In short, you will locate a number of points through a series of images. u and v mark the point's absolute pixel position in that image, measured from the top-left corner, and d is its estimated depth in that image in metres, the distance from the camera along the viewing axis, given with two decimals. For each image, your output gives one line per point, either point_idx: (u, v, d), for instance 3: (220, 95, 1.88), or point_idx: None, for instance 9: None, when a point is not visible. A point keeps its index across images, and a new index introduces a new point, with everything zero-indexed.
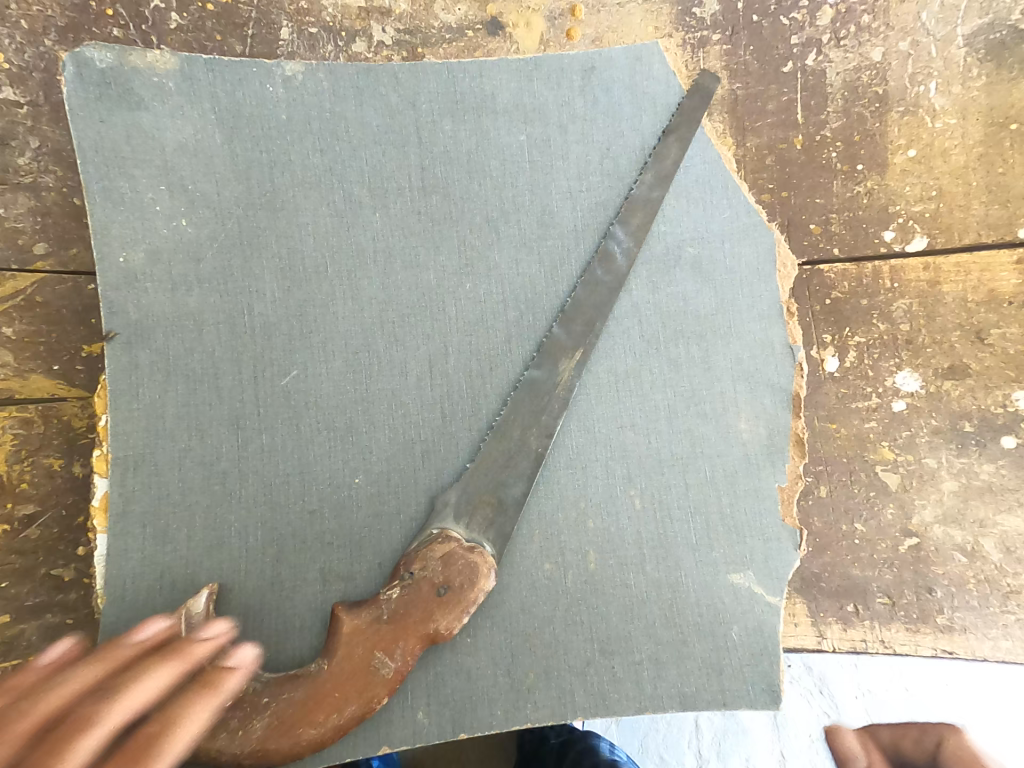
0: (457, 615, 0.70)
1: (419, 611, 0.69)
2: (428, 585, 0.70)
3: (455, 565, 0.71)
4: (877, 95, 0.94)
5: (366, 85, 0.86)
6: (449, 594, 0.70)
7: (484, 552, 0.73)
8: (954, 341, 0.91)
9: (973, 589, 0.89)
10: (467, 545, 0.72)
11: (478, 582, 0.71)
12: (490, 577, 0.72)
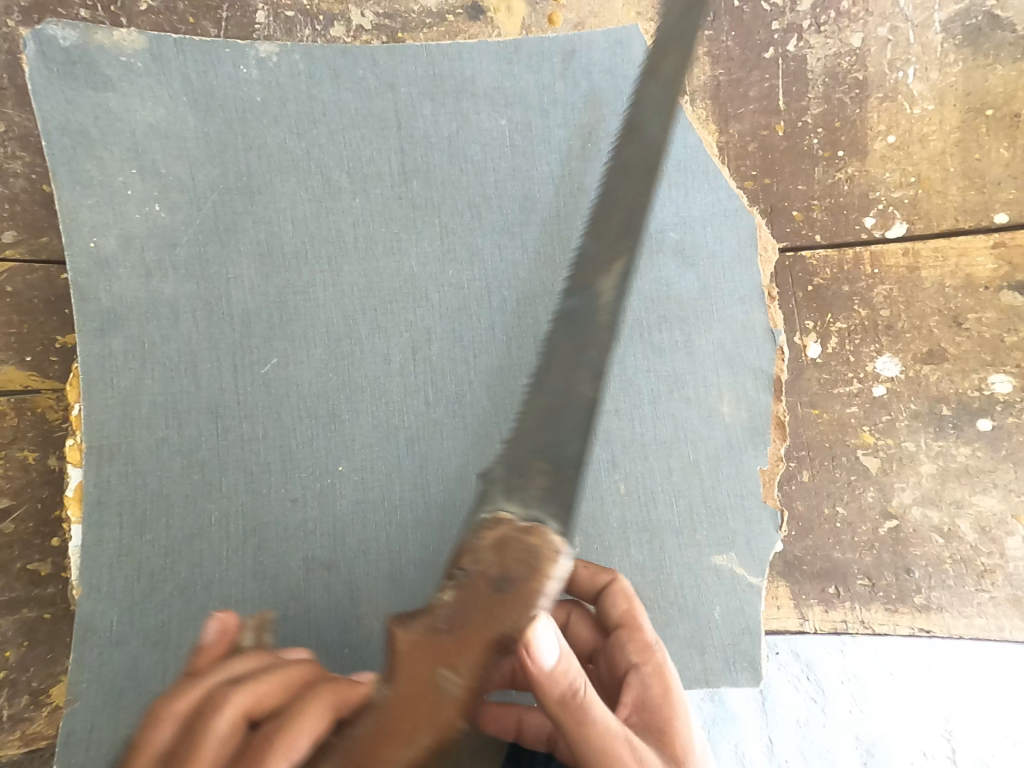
0: (533, 612, 0.47)
1: (484, 612, 0.47)
2: (483, 580, 0.48)
3: (511, 552, 0.49)
4: (857, 80, 0.95)
5: (344, 68, 0.85)
6: (519, 588, 0.48)
7: (550, 533, 0.50)
8: (932, 326, 0.92)
9: (949, 568, 0.90)
10: (522, 526, 0.50)
11: (550, 562, 0.49)
12: (563, 555, 0.50)
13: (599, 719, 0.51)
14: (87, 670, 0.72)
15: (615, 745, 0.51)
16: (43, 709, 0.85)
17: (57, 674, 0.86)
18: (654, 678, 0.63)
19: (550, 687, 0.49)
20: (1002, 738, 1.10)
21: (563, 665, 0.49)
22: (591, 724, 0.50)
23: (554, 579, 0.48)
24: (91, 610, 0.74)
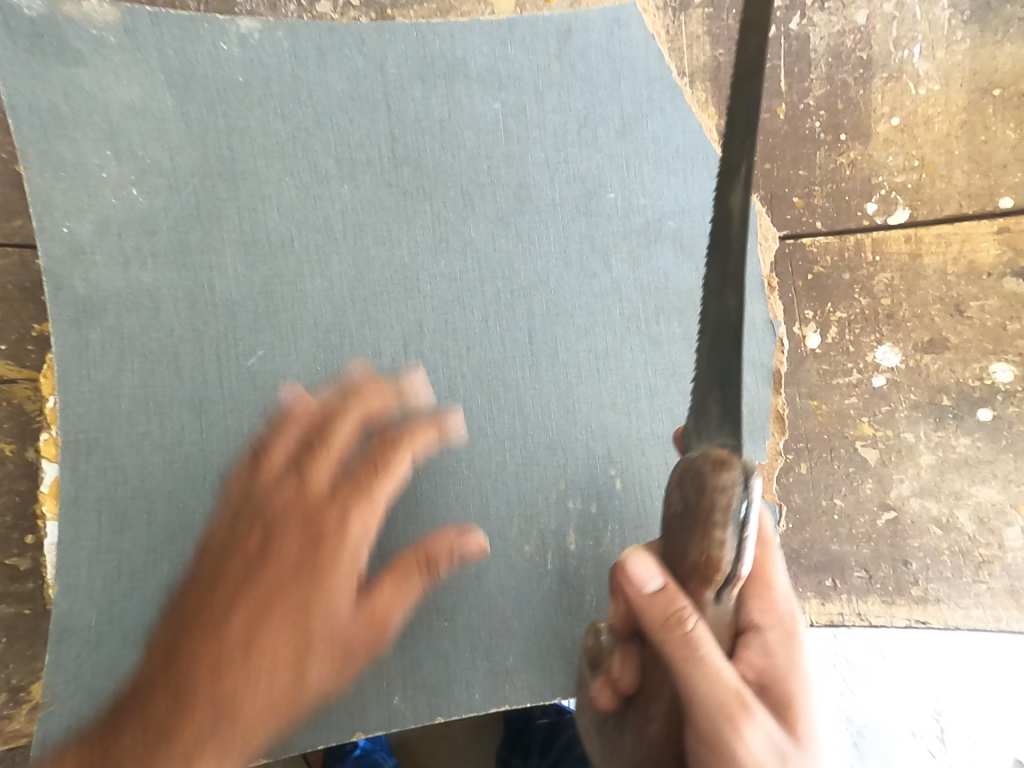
0: (710, 537, 0.49)
1: (680, 546, 0.51)
2: (675, 519, 0.52)
3: (691, 483, 0.51)
4: (861, 60, 0.92)
5: (331, 47, 0.82)
6: (696, 513, 0.50)
7: (735, 459, 0.51)
8: (934, 314, 0.90)
9: (947, 560, 0.89)
10: (708, 451, 0.52)
11: (720, 482, 0.50)
12: (737, 482, 0.50)
13: (712, 665, 0.50)
14: (63, 672, 0.70)
15: (727, 702, 0.50)
16: (22, 706, 0.83)
17: (37, 671, 0.84)
18: (780, 643, 0.57)
19: (654, 622, 0.51)
20: (992, 720, 1.05)
21: (667, 598, 0.50)
22: (701, 670, 0.50)
23: (727, 497, 0.49)
24: (67, 612, 0.72)
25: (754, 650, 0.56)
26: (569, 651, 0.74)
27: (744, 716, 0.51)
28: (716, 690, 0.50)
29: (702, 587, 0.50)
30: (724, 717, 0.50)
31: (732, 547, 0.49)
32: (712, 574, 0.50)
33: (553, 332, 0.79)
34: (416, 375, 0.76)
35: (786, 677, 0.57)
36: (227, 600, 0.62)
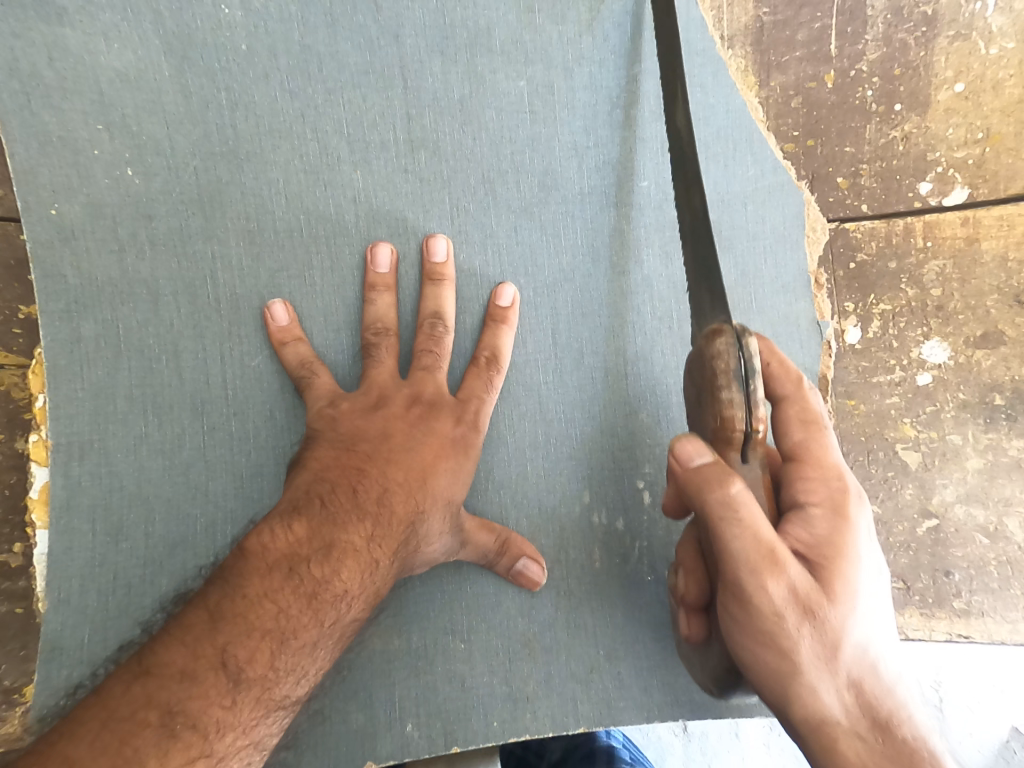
0: (718, 400, 0.52)
1: (705, 426, 0.54)
2: (695, 403, 0.56)
3: (699, 362, 0.55)
4: (924, 16, 0.81)
5: (343, 15, 0.73)
6: (706, 386, 0.54)
7: (726, 328, 0.54)
8: (989, 305, 0.82)
9: (993, 570, 0.83)
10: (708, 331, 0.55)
11: (715, 349, 0.53)
12: (730, 343, 0.53)
13: (750, 523, 0.49)
14: (55, 692, 0.67)
15: (753, 554, 0.49)
16: (16, 708, 0.79)
17: (30, 672, 0.80)
18: (822, 517, 0.53)
19: (700, 488, 0.51)
20: (989, 686, 0.97)
21: (712, 466, 0.51)
22: (738, 524, 0.49)
23: (725, 360, 0.52)
24: (58, 627, 0.68)
25: (793, 525, 0.53)
26: (593, 676, 0.70)
27: (772, 571, 0.49)
28: (753, 544, 0.49)
29: (726, 449, 0.52)
30: (749, 568, 0.49)
31: (740, 402, 0.51)
32: (729, 433, 0.52)
33: (577, 334, 0.73)
34: (435, 236, 0.72)
35: (830, 545, 0.51)
36: (327, 476, 0.63)
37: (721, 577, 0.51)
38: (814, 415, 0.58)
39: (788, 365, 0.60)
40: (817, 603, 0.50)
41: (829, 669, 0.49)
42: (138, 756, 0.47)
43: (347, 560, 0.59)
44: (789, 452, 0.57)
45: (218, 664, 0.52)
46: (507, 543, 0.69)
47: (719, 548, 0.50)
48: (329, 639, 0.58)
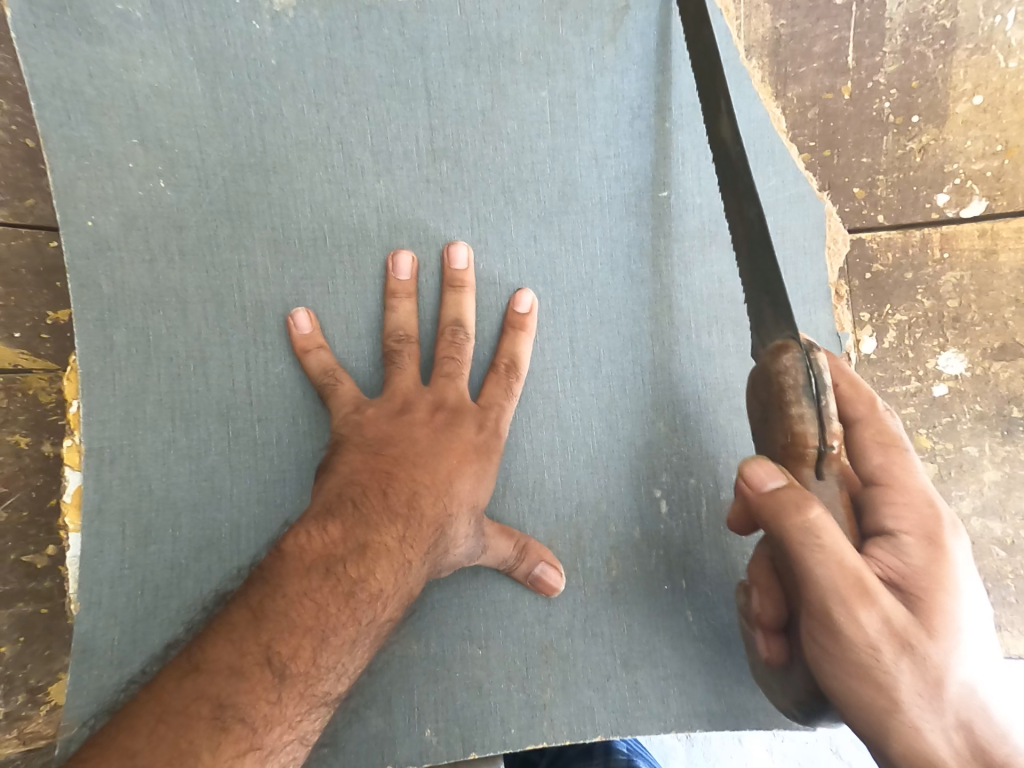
0: (787, 415, 0.56)
1: (773, 443, 0.58)
2: (762, 422, 0.59)
3: (766, 382, 0.59)
4: (943, 29, 0.81)
5: (368, 28, 0.74)
6: (774, 405, 0.58)
7: (792, 346, 0.59)
8: (1007, 317, 0.81)
9: (1011, 584, 0.82)
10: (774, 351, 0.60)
11: (782, 366, 0.58)
12: (797, 359, 0.58)
13: (832, 548, 0.50)
14: (84, 694, 0.68)
15: (840, 581, 0.50)
16: (42, 707, 0.80)
17: (55, 671, 0.81)
18: (917, 547, 0.53)
19: (775, 511, 0.52)
20: None
21: (788, 491, 0.52)
22: (820, 549, 0.50)
23: (793, 375, 0.57)
24: (89, 629, 0.69)
25: (883, 553, 0.53)
26: (609, 684, 0.71)
27: (863, 600, 0.49)
28: (838, 570, 0.50)
29: (799, 464, 0.55)
30: (837, 595, 0.50)
31: (811, 416, 0.56)
32: (801, 447, 0.55)
33: (597, 341, 0.74)
34: (456, 244, 0.73)
35: (928, 578, 0.51)
36: (360, 481, 0.64)
37: (807, 605, 0.52)
38: (893, 439, 0.59)
39: (859, 389, 0.62)
40: (917, 637, 0.49)
41: (933, 706, 0.49)
42: (193, 749, 0.49)
43: (383, 561, 0.60)
44: (869, 477, 0.58)
45: (263, 660, 0.53)
46: (526, 548, 0.69)
47: (801, 574, 0.51)
48: (366, 637, 0.59)
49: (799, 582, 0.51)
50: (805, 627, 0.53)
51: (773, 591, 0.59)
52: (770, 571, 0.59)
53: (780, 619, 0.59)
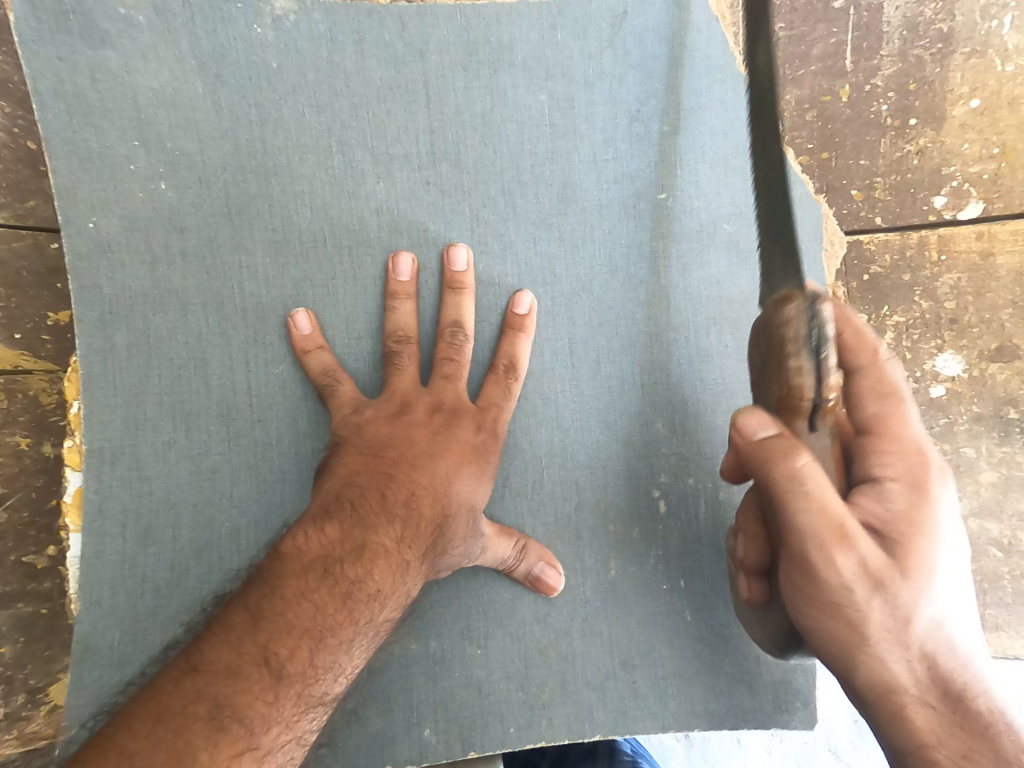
0: (785, 370, 0.53)
1: (769, 394, 0.55)
2: (762, 371, 0.57)
3: (767, 331, 0.56)
4: (940, 33, 0.82)
5: (370, 32, 0.75)
6: (773, 355, 0.55)
7: (797, 293, 0.55)
8: (1004, 319, 0.82)
9: (1007, 585, 0.83)
10: (778, 298, 0.56)
11: (785, 315, 0.54)
12: (799, 309, 0.54)
13: (817, 496, 0.51)
14: (86, 694, 0.68)
15: (822, 527, 0.51)
16: (42, 707, 0.81)
17: (55, 672, 0.81)
18: (901, 494, 0.54)
19: (765, 460, 0.52)
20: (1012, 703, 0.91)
21: (779, 440, 0.52)
22: (806, 497, 0.51)
23: (795, 326, 0.54)
24: (89, 630, 0.69)
25: (867, 500, 0.55)
26: (607, 684, 0.71)
27: (841, 545, 0.52)
28: (820, 516, 0.51)
29: (792, 419, 0.53)
30: (816, 540, 0.52)
31: (810, 371, 0.52)
32: (796, 403, 0.53)
33: (595, 343, 0.74)
34: (455, 245, 0.74)
35: (907, 523, 0.53)
36: (358, 482, 0.64)
37: (787, 547, 0.54)
38: (891, 389, 0.59)
39: (862, 334, 0.61)
40: (890, 579, 0.52)
41: (898, 641, 0.52)
42: (189, 750, 0.48)
43: (380, 562, 0.61)
44: (864, 424, 0.59)
45: (261, 661, 0.54)
46: (525, 548, 0.70)
47: (785, 520, 0.52)
48: (364, 638, 0.59)
49: (782, 527, 0.53)
50: (784, 570, 0.55)
51: (756, 535, 0.61)
52: (756, 515, 0.60)
53: (760, 561, 0.61)
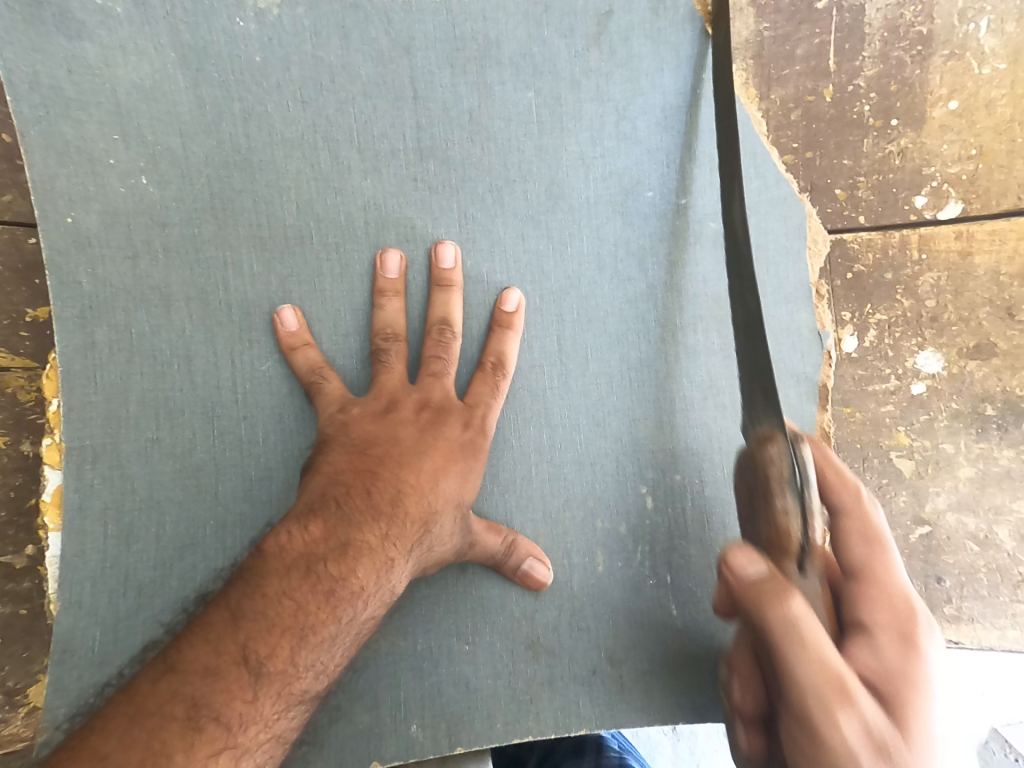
0: (769, 512, 0.61)
1: (760, 534, 0.62)
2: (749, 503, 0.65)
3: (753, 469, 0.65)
4: (920, 35, 0.83)
5: (355, 26, 0.74)
6: (760, 497, 0.63)
7: (778, 435, 0.64)
8: (981, 317, 0.83)
9: (984, 577, 0.84)
10: (763, 439, 0.65)
11: (770, 456, 0.63)
12: (783, 451, 0.63)
13: (815, 646, 0.49)
14: (65, 694, 0.67)
15: (820, 683, 0.49)
16: (20, 709, 0.80)
17: (34, 674, 0.80)
18: (892, 647, 0.54)
19: (758, 602, 0.52)
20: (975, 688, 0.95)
21: (769, 580, 0.53)
22: (802, 644, 0.49)
23: (778, 465, 0.62)
24: (69, 629, 0.68)
25: (860, 652, 0.54)
26: (593, 680, 0.71)
27: (841, 705, 0.48)
28: (820, 673, 0.49)
29: (783, 559, 0.58)
30: (816, 695, 0.48)
31: (794, 510, 0.59)
32: (786, 542, 0.58)
33: (583, 339, 0.75)
34: (444, 243, 0.73)
35: (901, 675, 0.52)
36: (344, 482, 0.64)
37: (786, 706, 0.50)
38: (876, 533, 0.62)
39: (845, 478, 0.66)
40: (897, 749, 0.47)
41: None
42: (166, 750, 0.48)
43: (365, 562, 0.60)
44: (853, 569, 0.61)
45: (239, 660, 0.53)
46: (513, 545, 0.70)
47: (783, 672, 0.50)
48: (347, 636, 0.59)
49: (780, 681, 0.50)
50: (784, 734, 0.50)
51: (754, 678, 0.59)
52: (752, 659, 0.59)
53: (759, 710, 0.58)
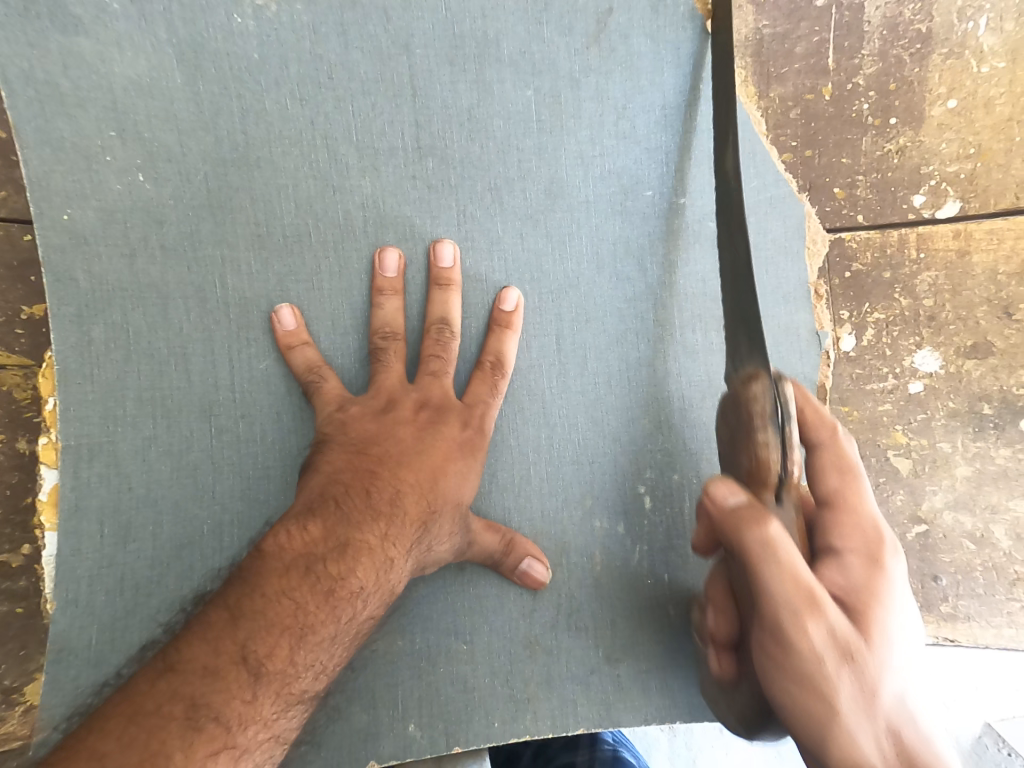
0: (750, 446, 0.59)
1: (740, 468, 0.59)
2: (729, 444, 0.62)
3: (733, 407, 0.62)
4: (919, 33, 0.83)
5: (353, 23, 0.74)
6: (742, 430, 0.60)
7: (762, 374, 0.61)
8: (979, 317, 0.83)
9: (979, 576, 0.84)
10: (746, 378, 0.62)
11: (752, 393, 0.61)
12: (766, 388, 0.60)
13: (788, 563, 0.50)
14: (62, 693, 0.67)
15: (793, 595, 0.50)
16: (16, 708, 0.79)
17: (30, 672, 0.79)
18: (859, 566, 0.54)
19: (736, 527, 0.53)
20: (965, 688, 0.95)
21: (748, 506, 0.53)
22: (777, 563, 0.50)
23: (761, 403, 0.60)
24: (65, 628, 0.68)
25: (829, 572, 0.54)
26: (591, 679, 0.71)
27: (812, 613, 0.50)
28: (791, 587, 0.50)
29: (761, 489, 0.57)
30: (788, 607, 0.50)
31: (775, 443, 0.58)
32: (765, 473, 0.57)
33: (582, 338, 0.74)
34: (442, 242, 0.73)
35: (868, 592, 0.53)
36: (342, 482, 0.64)
37: (760, 619, 0.51)
38: (849, 461, 0.60)
39: (822, 415, 0.63)
40: (858, 649, 0.50)
41: (868, 714, 0.49)
42: (165, 751, 0.48)
43: (363, 562, 0.60)
44: (824, 497, 0.59)
45: (238, 660, 0.53)
46: (512, 543, 0.70)
47: (758, 586, 0.51)
48: (347, 635, 0.59)
49: (755, 595, 0.51)
50: (756, 642, 0.52)
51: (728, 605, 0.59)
52: (725, 591, 0.59)
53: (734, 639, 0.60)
